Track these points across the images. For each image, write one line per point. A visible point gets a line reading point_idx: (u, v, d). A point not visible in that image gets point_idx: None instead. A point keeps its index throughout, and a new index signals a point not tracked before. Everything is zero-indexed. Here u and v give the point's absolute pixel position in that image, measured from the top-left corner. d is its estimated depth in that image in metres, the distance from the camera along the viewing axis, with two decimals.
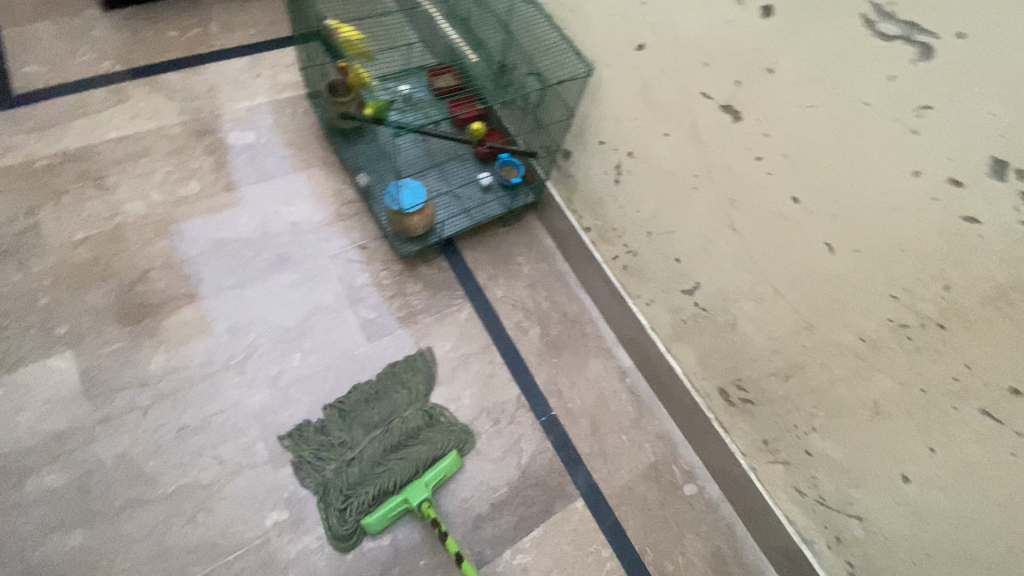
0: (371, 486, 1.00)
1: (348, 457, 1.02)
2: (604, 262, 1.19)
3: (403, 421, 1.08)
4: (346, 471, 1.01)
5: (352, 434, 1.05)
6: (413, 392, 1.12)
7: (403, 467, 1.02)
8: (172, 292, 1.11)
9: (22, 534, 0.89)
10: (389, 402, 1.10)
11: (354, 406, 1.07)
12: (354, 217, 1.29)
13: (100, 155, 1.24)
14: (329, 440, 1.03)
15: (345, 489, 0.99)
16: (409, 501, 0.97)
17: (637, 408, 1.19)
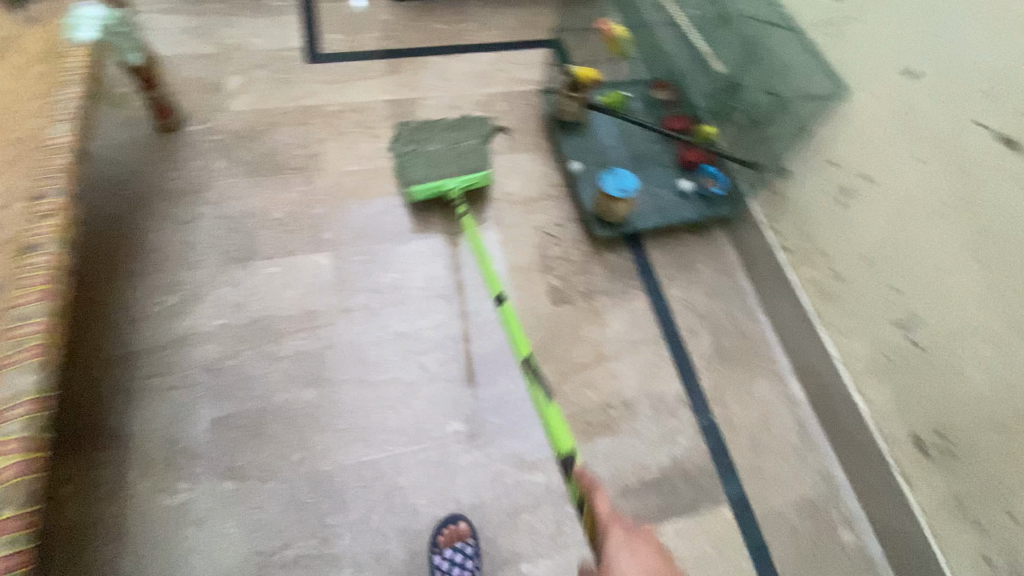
0: (428, 164, 1.36)
1: (419, 157, 1.37)
2: (798, 285, 1.19)
3: (465, 140, 1.43)
4: (414, 164, 1.36)
5: (433, 135, 1.44)
6: (479, 140, 1.43)
7: (455, 155, 1.38)
8: (408, 225, 1.33)
9: (270, 379, 1.11)
10: (458, 143, 1.42)
11: (442, 123, 1.47)
12: (557, 196, 1.43)
13: (372, 110, 1.52)
14: (417, 138, 1.44)
15: (406, 176, 1.34)
16: (444, 189, 1.30)
17: (802, 438, 1.15)
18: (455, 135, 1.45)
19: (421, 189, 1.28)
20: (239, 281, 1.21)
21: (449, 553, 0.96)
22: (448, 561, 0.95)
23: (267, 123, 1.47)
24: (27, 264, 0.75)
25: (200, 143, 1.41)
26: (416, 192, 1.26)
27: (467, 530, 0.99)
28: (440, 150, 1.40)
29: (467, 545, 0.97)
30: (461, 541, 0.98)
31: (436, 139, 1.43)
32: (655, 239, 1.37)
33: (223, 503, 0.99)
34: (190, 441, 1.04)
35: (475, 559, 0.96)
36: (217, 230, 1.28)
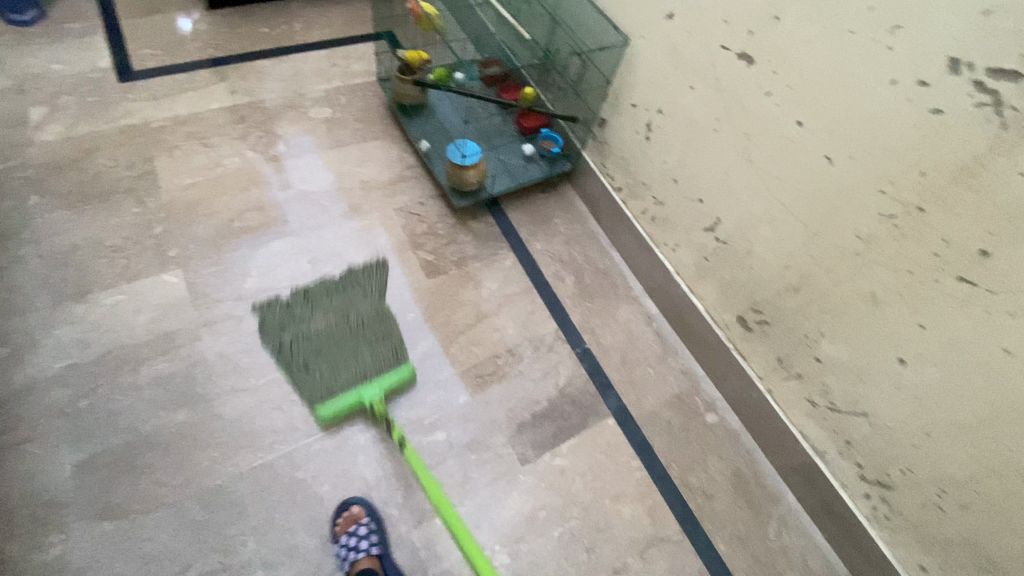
0: (325, 364, 1.11)
1: (312, 349, 1.12)
2: (633, 218, 1.35)
3: (357, 304, 1.23)
4: (306, 369, 1.10)
5: (310, 311, 1.20)
6: (374, 306, 1.23)
7: (345, 333, 1.15)
8: (264, 229, 1.31)
9: (136, 408, 1.04)
10: (350, 310, 1.21)
11: (313, 288, 1.24)
12: (413, 177, 1.48)
13: (204, 121, 1.46)
14: (293, 314, 1.19)
15: (302, 389, 1.08)
16: (362, 399, 1.08)
17: (663, 346, 1.31)
18: (341, 311, 1.20)
19: (335, 409, 1.06)
20: (80, 317, 1.12)
21: (346, 539, 0.95)
22: (346, 547, 0.94)
23: (85, 149, 1.36)
24: None
25: (7, 182, 1.28)
26: (328, 416, 1.04)
27: (360, 512, 0.99)
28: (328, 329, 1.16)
29: (363, 526, 0.97)
30: (356, 523, 0.98)
31: (321, 323, 1.18)
32: (511, 201, 1.48)
33: (105, 545, 0.92)
34: (53, 492, 0.95)
35: (373, 536, 0.97)
36: (45, 269, 1.17)
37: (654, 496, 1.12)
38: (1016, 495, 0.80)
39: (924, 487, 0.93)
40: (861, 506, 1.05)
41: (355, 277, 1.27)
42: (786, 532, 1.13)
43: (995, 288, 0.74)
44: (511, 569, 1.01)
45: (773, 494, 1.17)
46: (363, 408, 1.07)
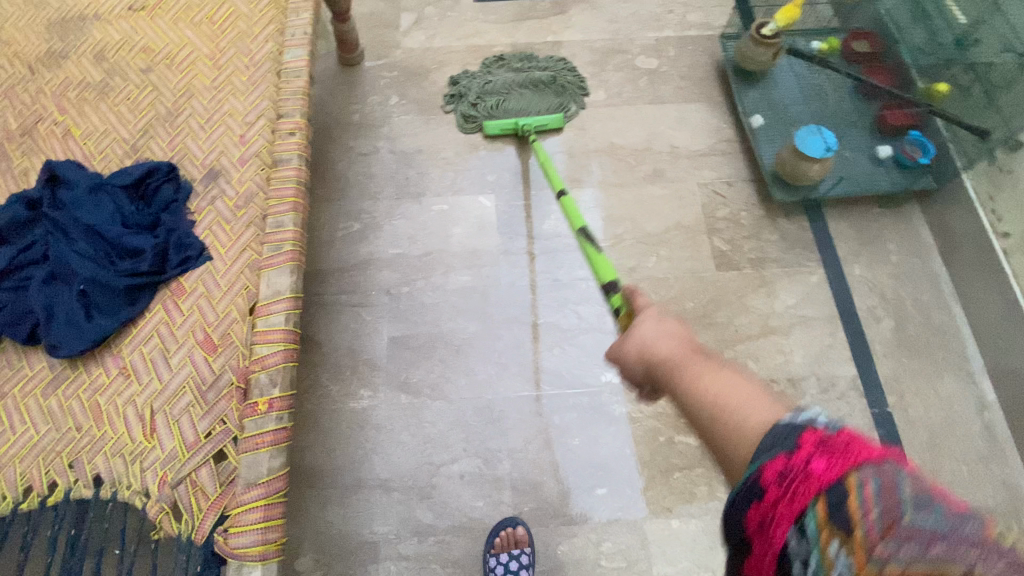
0: (497, 99, 1.39)
1: (490, 77, 1.43)
2: (1011, 275, 1.10)
3: (535, 72, 1.44)
4: (485, 83, 1.42)
5: (495, 73, 1.44)
6: (548, 69, 1.44)
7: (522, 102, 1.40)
8: (569, 174, 1.33)
9: (439, 309, 1.18)
10: (529, 73, 1.43)
11: (508, 58, 1.46)
12: (728, 154, 1.34)
13: (537, 52, 1.50)
14: (483, 71, 1.44)
15: (478, 97, 1.40)
16: (517, 125, 1.34)
17: (988, 445, 1.05)
18: (524, 68, 1.45)
19: (495, 127, 1.34)
20: (411, 214, 1.28)
21: (504, 558, 0.94)
22: (502, 565, 0.93)
23: (438, 62, 1.49)
24: (277, 177, 0.83)
25: (378, 79, 1.47)
26: (490, 126, 1.32)
27: (523, 537, 0.97)
28: (508, 88, 1.41)
29: (523, 554, 0.95)
30: (517, 547, 0.96)
31: (498, 79, 1.42)
32: (838, 210, 1.26)
33: (398, 414, 1.09)
34: (371, 355, 1.14)
35: (528, 569, 0.95)
36: (392, 163, 1.35)
37: None
38: None
39: None
40: None
41: (547, 60, 1.46)
42: None
43: None
44: None
45: None
46: (517, 133, 1.33)
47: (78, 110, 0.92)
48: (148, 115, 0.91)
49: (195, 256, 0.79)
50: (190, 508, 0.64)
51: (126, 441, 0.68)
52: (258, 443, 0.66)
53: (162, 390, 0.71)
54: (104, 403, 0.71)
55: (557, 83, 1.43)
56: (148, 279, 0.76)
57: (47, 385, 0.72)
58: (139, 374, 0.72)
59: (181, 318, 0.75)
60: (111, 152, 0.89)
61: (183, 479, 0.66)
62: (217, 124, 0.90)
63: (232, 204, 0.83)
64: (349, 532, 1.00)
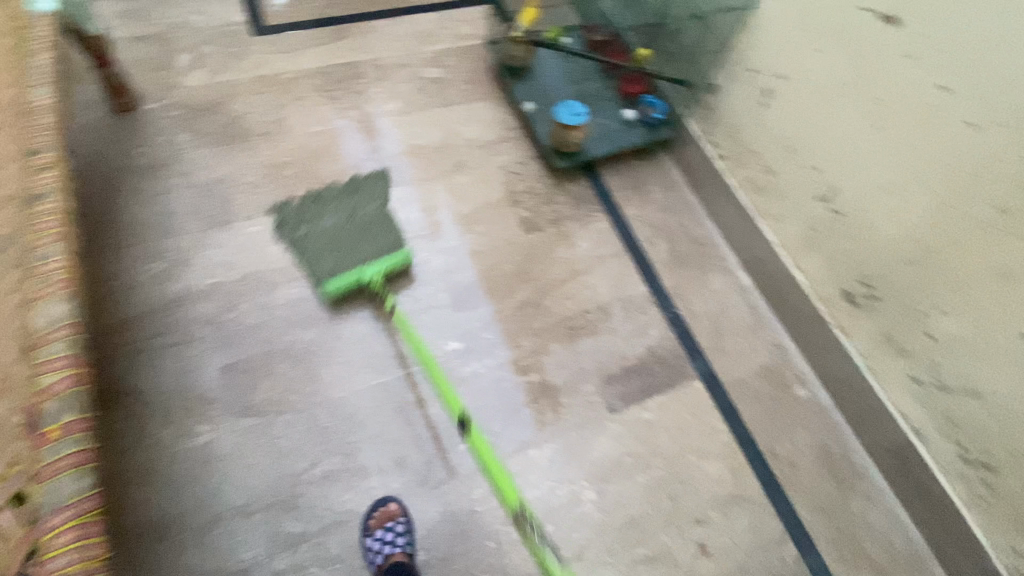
0: (330, 257, 1.23)
1: (309, 252, 1.24)
2: (737, 187, 1.35)
3: (364, 206, 1.34)
4: (308, 230, 1.28)
5: (321, 211, 1.32)
6: (379, 209, 1.33)
7: (370, 251, 1.25)
8: (378, 177, 1.41)
9: (270, 326, 1.17)
10: (355, 210, 1.32)
11: (325, 190, 1.37)
12: (515, 138, 1.53)
13: (327, 75, 1.57)
14: (302, 215, 1.31)
15: (312, 264, 1.23)
16: (362, 280, 1.19)
17: (755, 318, 1.31)
18: (349, 211, 1.32)
19: (341, 284, 1.17)
20: (223, 243, 1.26)
21: (380, 533, 0.97)
22: (380, 541, 0.95)
23: (226, 97, 1.49)
24: (37, 211, 0.80)
25: (162, 121, 1.43)
26: (328, 287, 1.15)
27: (396, 510, 1.01)
28: (336, 228, 1.28)
29: (398, 524, 0.98)
30: (392, 520, 0.99)
31: (330, 220, 1.30)
32: (609, 166, 1.51)
33: (245, 436, 1.06)
34: (203, 388, 1.09)
35: (407, 535, 0.98)
36: (194, 199, 1.32)
37: (739, 459, 1.14)
38: None
39: None
40: (958, 488, 1.04)
41: (365, 183, 1.39)
42: (869, 508, 1.13)
43: None
44: (597, 506, 1.06)
45: (860, 471, 1.16)
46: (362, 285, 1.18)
47: None
48: None
49: None
50: None
51: None
52: (56, 469, 0.63)
53: None
54: None
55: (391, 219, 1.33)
56: None
57: None
58: None
59: None
60: None
61: None
62: None
63: None
64: (212, 570, 0.95)
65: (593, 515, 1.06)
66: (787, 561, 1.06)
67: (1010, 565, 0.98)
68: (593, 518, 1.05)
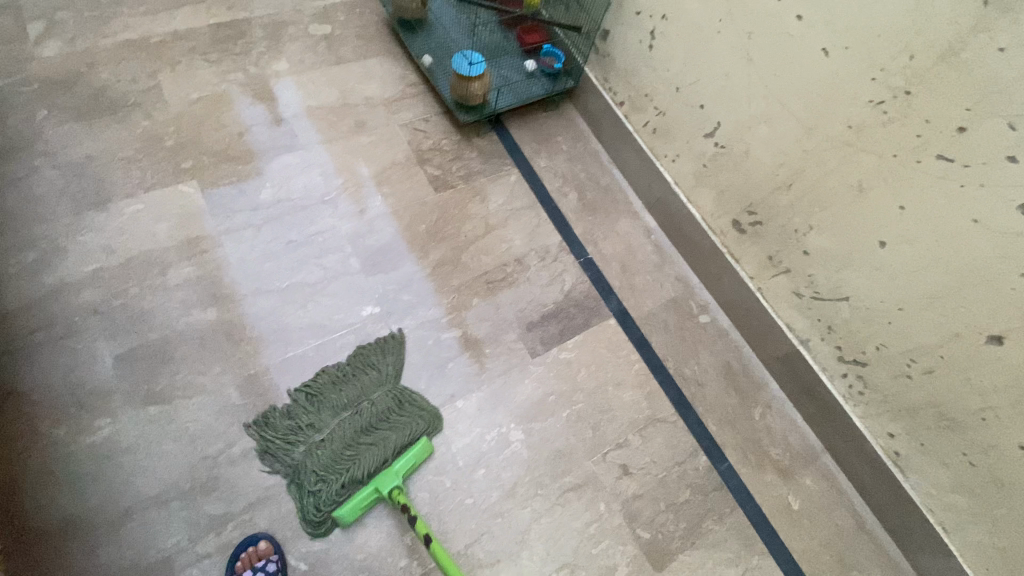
0: (340, 468, 1.00)
1: (319, 453, 1.02)
2: (635, 131, 1.41)
3: (371, 397, 1.09)
4: (315, 446, 1.03)
5: (319, 414, 1.06)
6: (388, 391, 1.10)
7: (373, 457, 1.02)
8: (273, 144, 1.34)
9: (168, 308, 1.10)
10: (360, 401, 1.09)
11: (319, 381, 1.09)
12: (417, 95, 1.49)
13: (204, 36, 1.45)
14: (296, 424, 1.04)
15: (317, 475, 1.00)
16: (380, 490, 0.98)
17: (661, 255, 1.39)
18: (352, 399, 1.09)
19: (351, 509, 0.96)
20: (102, 225, 1.15)
21: None
22: None
23: (89, 65, 1.34)
24: None
25: (14, 95, 1.27)
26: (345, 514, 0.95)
27: (268, 549, 0.93)
28: (348, 442, 1.04)
29: (269, 562, 0.92)
30: (262, 560, 0.92)
31: (331, 428, 1.05)
32: (514, 119, 1.52)
33: (151, 426, 1.00)
34: (98, 380, 1.02)
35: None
36: (63, 180, 1.19)
37: (653, 385, 1.22)
38: (977, 355, 0.92)
39: (895, 360, 1.04)
40: (838, 386, 1.17)
41: (359, 356, 1.13)
42: (768, 414, 1.25)
43: (969, 161, 0.83)
44: (524, 445, 1.11)
45: (759, 383, 1.28)
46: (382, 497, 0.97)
47: None
48: None
49: None
50: None
51: None
52: None
53: None
54: None
55: (405, 405, 1.10)
56: None
57: None
58: None
59: None
60: None
61: None
62: None
63: None
64: (130, 563, 0.90)
65: (522, 454, 1.10)
66: (701, 470, 1.16)
67: (881, 445, 1.13)
68: (521, 457, 1.10)
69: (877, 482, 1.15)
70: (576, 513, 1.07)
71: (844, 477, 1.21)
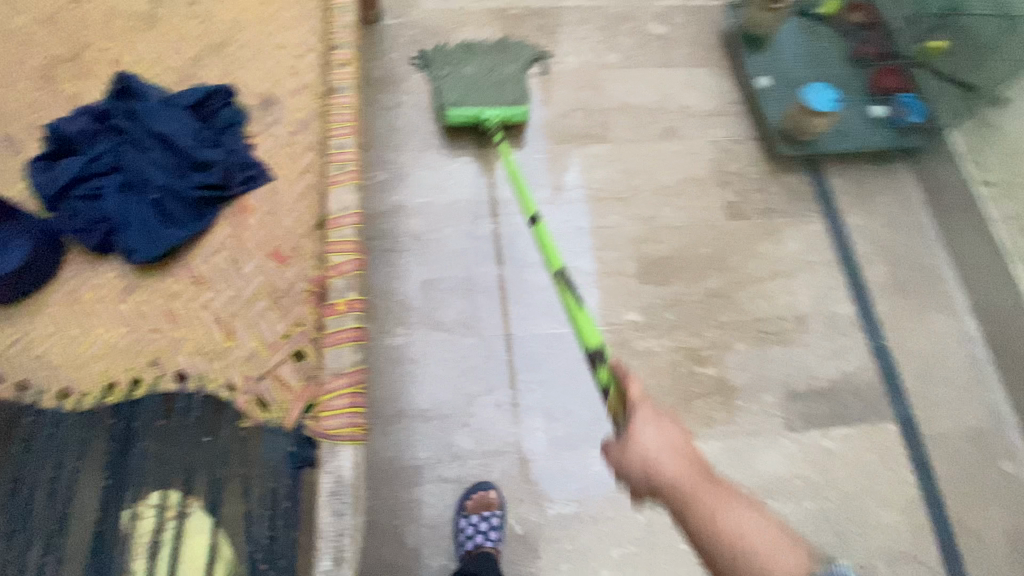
0: (461, 89, 1.34)
1: (456, 71, 1.38)
2: (995, 222, 1.20)
3: (500, 67, 1.40)
4: (450, 77, 1.37)
5: (462, 61, 1.40)
6: (514, 66, 1.40)
7: (486, 95, 1.34)
8: (589, 131, 1.39)
9: (469, 253, 1.23)
10: (495, 64, 1.40)
11: (472, 49, 1.42)
12: (736, 115, 1.41)
13: (553, 15, 1.54)
14: (448, 62, 1.40)
15: (444, 89, 1.35)
16: (480, 116, 1.30)
17: (975, 373, 1.16)
18: (491, 49, 1.43)
19: (456, 115, 1.30)
20: (437, 164, 1.32)
21: (474, 519, 0.97)
22: (471, 526, 0.96)
23: (456, 20, 1.51)
24: (335, 103, 0.87)
25: (397, 34, 1.48)
26: (451, 113, 1.28)
27: (495, 500, 1.00)
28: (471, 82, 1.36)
29: (493, 516, 0.98)
30: (488, 510, 0.99)
31: (465, 68, 1.39)
32: (838, 166, 1.35)
33: (434, 349, 1.13)
34: (404, 295, 1.18)
35: (498, 532, 0.97)
36: (417, 116, 1.38)
37: (923, 518, 1.04)
38: None
39: None
40: None
41: (510, 53, 1.43)
42: None
43: None
44: None
45: None
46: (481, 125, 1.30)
47: (125, 39, 0.93)
48: (198, 46, 0.93)
49: (258, 175, 0.82)
50: (277, 399, 0.69)
51: (208, 341, 0.71)
52: (340, 338, 0.70)
53: (236, 296, 0.74)
54: (180, 307, 0.73)
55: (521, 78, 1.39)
56: (217, 194, 0.79)
57: (120, 292, 0.74)
58: (214, 281, 0.75)
59: (249, 232, 0.78)
60: (165, 79, 0.90)
61: (267, 373, 0.70)
62: (269, 56, 0.93)
63: (289, 130, 0.86)
64: (391, 457, 1.04)
65: None
66: None
67: None
68: None
69: None
70: None
71: None
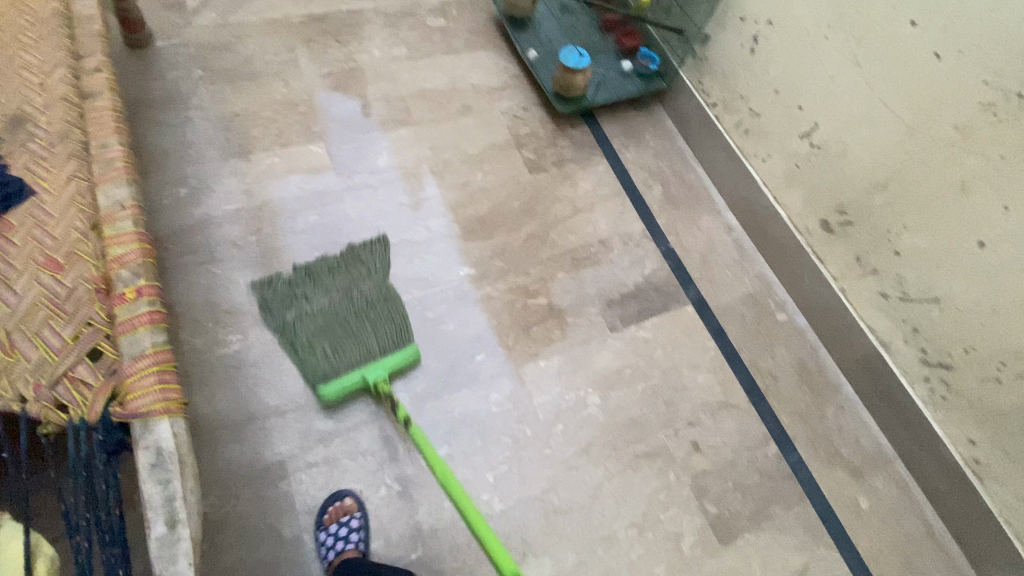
0: (326, 342, 1.09)
1: (311, 309, 1.14)
2: (726, 132, 1.46)
3: (360, 287, 1.18)
4: (304, 325, 1.11)
5: (314, 290, 1.17)
6: (375, 284, 1.20)
7: (359, 348, 1.10)
8: (391, 118, 1.47)
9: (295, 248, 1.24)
10: (352, 288, 1.18)
11: (317, 265, 1.21)
12: (519, 85, 1.60)
13: (334, 19, 1.60)
14: (294, 293, 1.16)
15: (301, 359, 1.09)
16: (366, 379, 1.07)
17: (741, 252, 1.43)
18: (341, 265, 1.21)
19: (333, 387, 1.05)
20: (244, 172, 1.31)
21: (334, 530, 0.97)
22: (332, 537, 0.96)
23: (235, 35, 1.50)
24: (92, 109, 0.84)
25: (174, 56, 1.44)
26: (327, 394, 1.04)
27: (353, 504, 1.00)
28: (331, 325, 1.11)
29: (352, 520, 0.98)
30: (347, 515, 0.99)
31: (320, 301, 1.15)
32: (608, 114, 1.59)
33: (274, 348, 1.12)
34: (232, 303, 1.15)
35: (360, 533, 0.97)
36: (212, 130, 1.35)
37: (727, 373, 1.26)
38: None
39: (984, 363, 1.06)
40: (919, 390, 1.18)
41: (358, 254, 1.24)
42: (842, 416, 1.26)
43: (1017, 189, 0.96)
44: (601, 408, 1.17)
45: (834, 385, 1.30)
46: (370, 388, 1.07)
47: None
48: None
49: (16, 193, 0.77)
50: (76, 399, 0.66)
51: None
52: (135, 324, 0.68)
53: (11, 314, 0.70)
54: None
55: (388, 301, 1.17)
56: None
57: None
58: None
59: (15, 249, 0.74)
60: None
61: (60, 378, 0.67)
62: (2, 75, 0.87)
63: (44, 143, 0.82)
64: (249, 462, 1.02)
65: (596, 417, 1.16)
66: (771, 458, 1.19)
67: (960, 452, 1.14)
68: (596, 420, 1.16)
69: (952, 491, 1.15)
70: (646, 479, 1.12)
71: (916, 487, 1.21)
